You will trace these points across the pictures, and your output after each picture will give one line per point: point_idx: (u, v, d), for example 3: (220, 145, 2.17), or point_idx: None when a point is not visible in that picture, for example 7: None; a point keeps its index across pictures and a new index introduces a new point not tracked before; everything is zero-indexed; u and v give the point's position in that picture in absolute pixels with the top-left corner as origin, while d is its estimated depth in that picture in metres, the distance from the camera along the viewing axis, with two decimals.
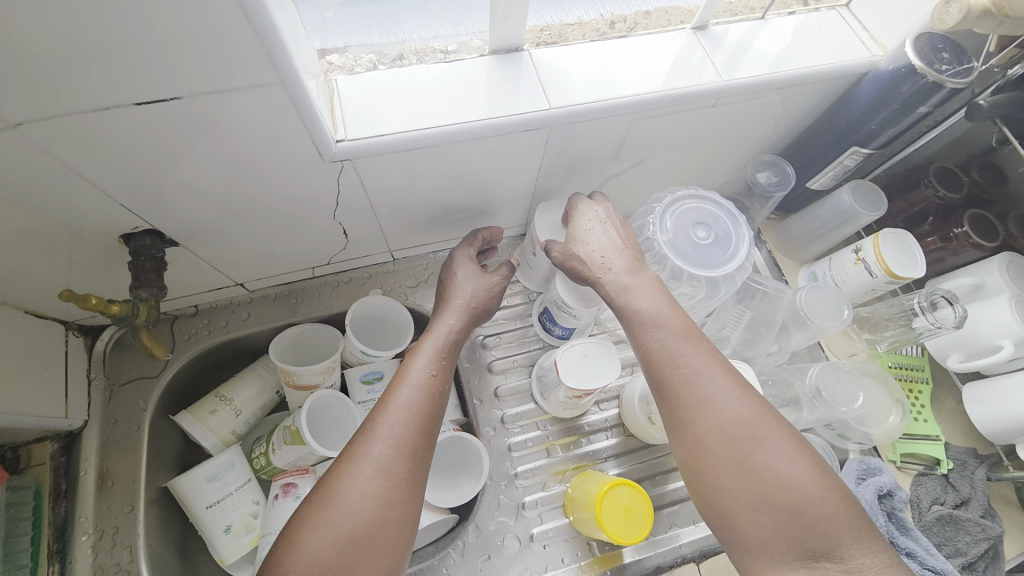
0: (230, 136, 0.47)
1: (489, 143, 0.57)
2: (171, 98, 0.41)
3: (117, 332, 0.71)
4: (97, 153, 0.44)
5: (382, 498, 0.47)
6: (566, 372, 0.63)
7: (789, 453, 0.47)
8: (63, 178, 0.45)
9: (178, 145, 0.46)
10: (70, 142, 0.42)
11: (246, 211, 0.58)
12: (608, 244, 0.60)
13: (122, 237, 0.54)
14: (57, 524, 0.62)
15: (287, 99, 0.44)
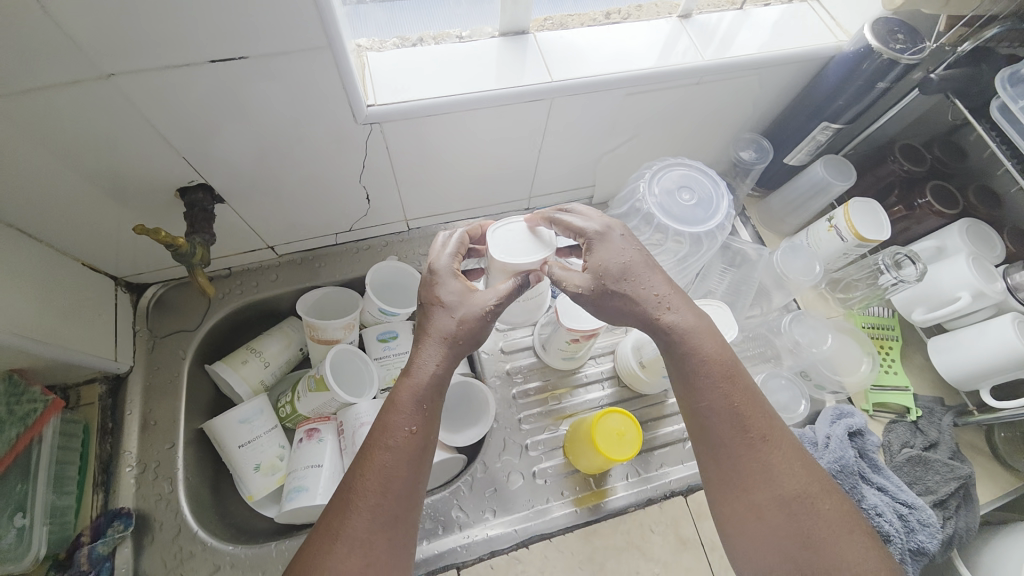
0: (281, 95, 0.54)
1: (499, 113, 0.65)
2: (238, 57, 0.49)
3: (159, 290, 0.79)
4: (170, 107, 0.52)
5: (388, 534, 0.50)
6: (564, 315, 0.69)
7: (819, 500, 0.50)
8: (139, 129, 0.53)
9: (236, 102, 0.54)
10: (148, 95, 0.50)
11: (285, 172, 0.66)
12: (660, 282, 0.56)
13: (179, 190, 0.62)
14: (104, 458, 0.68)
15: (332, 62, 0.52)
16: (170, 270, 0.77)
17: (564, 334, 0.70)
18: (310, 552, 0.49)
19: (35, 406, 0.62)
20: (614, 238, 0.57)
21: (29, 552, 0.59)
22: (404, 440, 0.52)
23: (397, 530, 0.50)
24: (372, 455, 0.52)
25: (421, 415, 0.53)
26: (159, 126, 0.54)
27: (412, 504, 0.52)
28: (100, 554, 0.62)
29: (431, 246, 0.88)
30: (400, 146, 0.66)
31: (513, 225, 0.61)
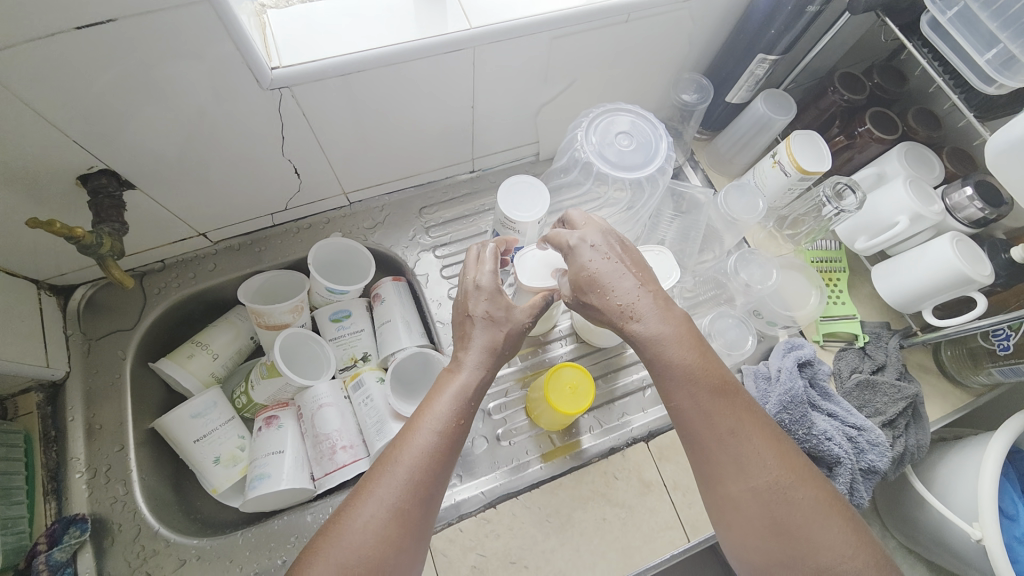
0: (171, 60, 0.50)
1: (419, 66, 0.61)
2: (109, 20, 0.44)
3: (89, 290, 0.75)
4: (46, 85, 0.47)
5: (405, 540, 0.47)
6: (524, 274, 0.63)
7: (797, 483, 0.49)
8: (18, 114, 0.48)
9: (123, 73, 0.49)
10: (21, 74, 0.45)
11: (198, 151, 0.62)
12: (629, 289, 0.54)
13: (79, 178, 0.58)
14: (50, 467, 0.65)
15: (217, 18, 0.47)
16: (95, 267, 0.73)
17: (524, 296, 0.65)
18: (330, 539, 0.46)
19: None
20: (586, 252, 0.56)
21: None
22: (444, 443, 0.51)
23: (417, 532, 0.48)
24: (410, 449, 0.50)
25: (462, 418, 0.53)
26: (39, 107, 0.49)
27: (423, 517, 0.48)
28: (59, 561, 0.60)
29: (376, 219, 0.84)
30: (318, 110, 0.62)
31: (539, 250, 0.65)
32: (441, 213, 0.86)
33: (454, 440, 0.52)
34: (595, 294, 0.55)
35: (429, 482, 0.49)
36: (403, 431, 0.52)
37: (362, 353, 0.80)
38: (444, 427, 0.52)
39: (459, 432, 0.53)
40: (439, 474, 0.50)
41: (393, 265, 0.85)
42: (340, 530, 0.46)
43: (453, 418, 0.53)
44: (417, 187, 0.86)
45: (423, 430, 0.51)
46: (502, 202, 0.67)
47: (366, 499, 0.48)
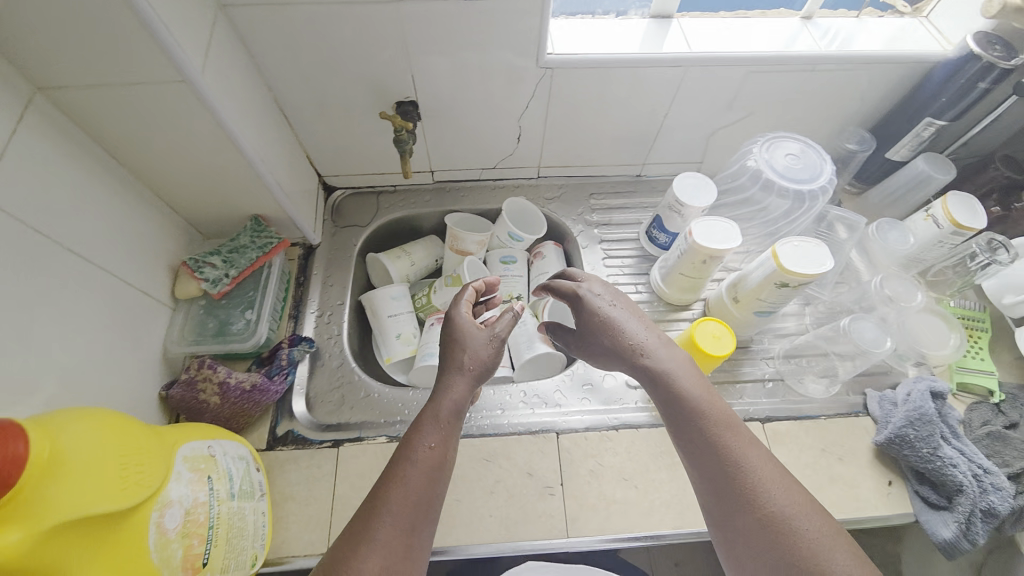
0: (498, 34, 0.72)
1: (644, 74, 0.81)
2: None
3: (343, 194, 1.00)
4: (424, 33, 0.71)
5: (429, 510, 0.53)
6: (697, 234, 0.77)
7: (791, 511, 0.51)
8: (396, 48, 0.73)
9: (467, 36, 0.72)
10: (416, 20, 0.69)
11: (471, 104, 0.84)
12: (641, 333, 0.66)
13: (397, 103, 0.81)
14: (295, 299, 0.87)
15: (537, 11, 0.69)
16: (357, 176, 0.98)
17: (693, 256, 0.79)
18: (366, 516, 0.51)
19: (271, 241, 0.81)
20: (590, 297, 0.70)
21: (255, 338, 0.74)
22: (446, 433, 0.58)
23: (417, 540, 0.51)
24: (418, 438, 0.57)
25: (456, 415, 0.60)
26: (405, 49, 0.73)
27: (424, 517, 0.52)
28: (294, 361, 0.78)
29: (555, 193, 1.04)
30: (560, 93, 0.83)
31: (709, 220, 0.78)
32: (606, 201, 1.03)
33: (441, 459, 0.56)
34: (615, 333, 0.67)
35: (422, 496, 0.53)
36: (389, 463, 0.56)
37: (518, 293, 0.97)
38: (424, 453, 0.56)
39: (443, 451, 0.57)
40: (432, 485, 0.54)
41: (558, 232, 1.03)
42: (374, 512, 0.51)
43: (452, 419, 0.60)
44: (591, 177, 1.05)
45: (405, 456, 0.55)
46: (676, 189, 0.83)
47: (393, 480, 0.53)
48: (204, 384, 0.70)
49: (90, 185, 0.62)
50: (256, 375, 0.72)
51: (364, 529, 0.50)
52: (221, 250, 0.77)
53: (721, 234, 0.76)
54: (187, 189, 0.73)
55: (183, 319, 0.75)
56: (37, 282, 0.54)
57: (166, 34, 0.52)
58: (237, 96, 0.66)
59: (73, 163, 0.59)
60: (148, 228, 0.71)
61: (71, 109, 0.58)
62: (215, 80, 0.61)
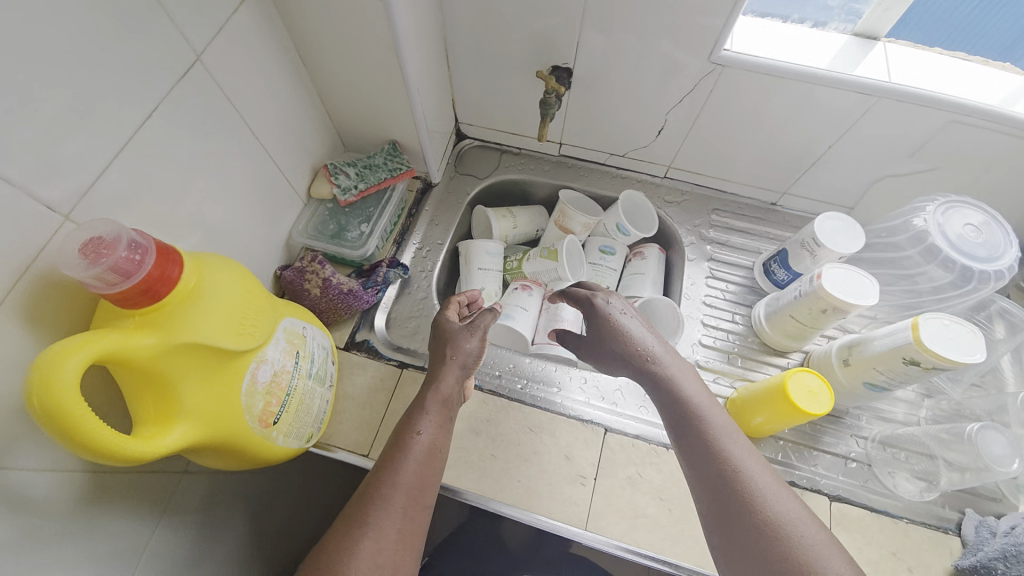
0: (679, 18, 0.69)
1: (821, 95, 0.73)
2: None
3: (471, 143, 1.04)
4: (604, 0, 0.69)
5: (426, 488, 0.59)
6: (830, 281, 0.69)
7: (789, 512, 0.49)
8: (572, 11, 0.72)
9: (646, 12, 0.69)
10: None
11: (624, 84, 0.82)
12: (652, 340, 0.66)
13: (552, 67, 0.82)
14: (404, 227, 0.93)
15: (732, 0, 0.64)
16: (489, 130, 1.01)
17: (815, 301, 0.71)
18: (368, 493, 0.56)
19: (401, 168, 0.87)
20: (604, 305, 0.70)
21: (363, 248, 0.79)
22: (441, 420, 0.64)
23: (416, 521, 0.56)
24: (412, 425, 0.63)
25: (450, 403, 0.66)
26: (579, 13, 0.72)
27: (422, 499, 0.57)
28: (389, 280, 0.83)
29: (675, 198, 0.99)
30: (722, 95, 0.78)
31: (848, 269, 0.70)
32: (727, 220, 0.97)
33: (432, 448, 0.61)
34: (620, 340, 0.67)
35: (419, 479, 0.58)
36: (381, 455, 0.60)
37: (607, 285, 0.95)
38: (415, 440, 0.61)
39: (434, 440, 0.62)
40: (430, 470, 0.60)
41: (667, 238, 0.99)
42: (373, 492, 0.56)
43: (444, 409, 0.66)
44: (719, 192, 0.98)
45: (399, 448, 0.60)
46: (818, 227, 0.76)
47: (389, 466, 0.58)
48: (311, 274, 0.78)
49: (278, 74, 0.70)
50: (354, 281, 0.79)
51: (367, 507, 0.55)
52: (358, 163, 0.85)
53: (860, 286, 0.68)
54: (348, 100, 0.80)
55: (310, 215, 0.83)
56: (220, 143, 0.63)
57: None
58: (415, 24, 0.71)
59: (271, 50, 0.67)
60: (307, 125, 0.80)
61: (286, 6, 0.66)
62: (403, 4, 0.65)
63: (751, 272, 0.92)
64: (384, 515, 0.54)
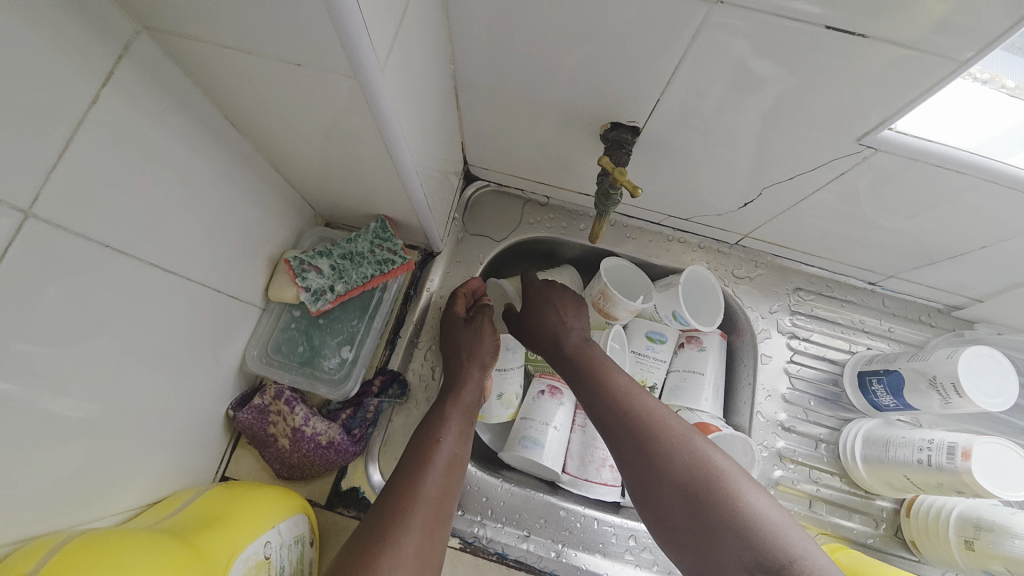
0: (821, 86, 0.46)
1: (999, 194, 0.51)
2: (862, 35, 0.40)
3: (484, 189, 0.79)
4: (712, 52, 0.45)
5: (452, 497, 0.54)
6: (977, 465, 0.53)
7: (740, 487, 0.49)
8: (653, 62, 0.48)
9: (775, 72, 0.46)
10: (715, 34, 0.44)
11: (710, 151, 0.58)
12: (580, 328, 0.66)
13: (610, 124, 0.58)
14: (398, 319, 0.70)
15: (935, 78, 0.42)
16: (509, 177, 0.76)
17: (948, 480, 0.55)
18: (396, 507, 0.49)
19: (393, 258, 0.64)
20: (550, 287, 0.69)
21: (342, 386, 0.62)
22: (464, 419, 0.60)
23: (438, 530, 0.50)
24: (432, 431, 0.57)
25: (472, 409, 0.61)
26: (667, 67, 0.48)
27: (442, 504, 0.52)
28: (380, 410, 0.65)
29: (746, 272, 0.78)
30: (847, 178, 0.56)
31: (1000, 445, 0.54)
32: (811, 305, 0.77)
33: (458, 458, 0.56)
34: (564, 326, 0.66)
35: (447, 484, 0.53)
36: (405, 461, 0.54)
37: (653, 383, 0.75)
38: (435, 446, 0.55)
39: (457, 444, 0.57)
40: (455, 473, 0.55)
41: (732, 319, 0.79)
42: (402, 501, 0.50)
43: (465, 418, 0.60)
44: (803, 265, 0.78)
45: (428, 452, 0.55)
46: (964, 371, 0.57)
47: (418, 474, 0.52)
48: (276, 419, 0.58)
49: (202, 162, 0.46)
50: (336, 428, 0.59)
51: (394, 518, 0.48)
52: (333, 251, 0.61)
53: (1023, 478, 0.52)
54: (315, 173, 0.56)
55: (270, 325, 0.62)
56: (117, 304, 0.41)
57: (356, 16, 0.31)
58: (413, 85, 0.46)
59: (189, 133, 0.43)
60: (257, 210, 0.56)
61: (200, 70, 0.41)
62: (397, 70, 0.40)
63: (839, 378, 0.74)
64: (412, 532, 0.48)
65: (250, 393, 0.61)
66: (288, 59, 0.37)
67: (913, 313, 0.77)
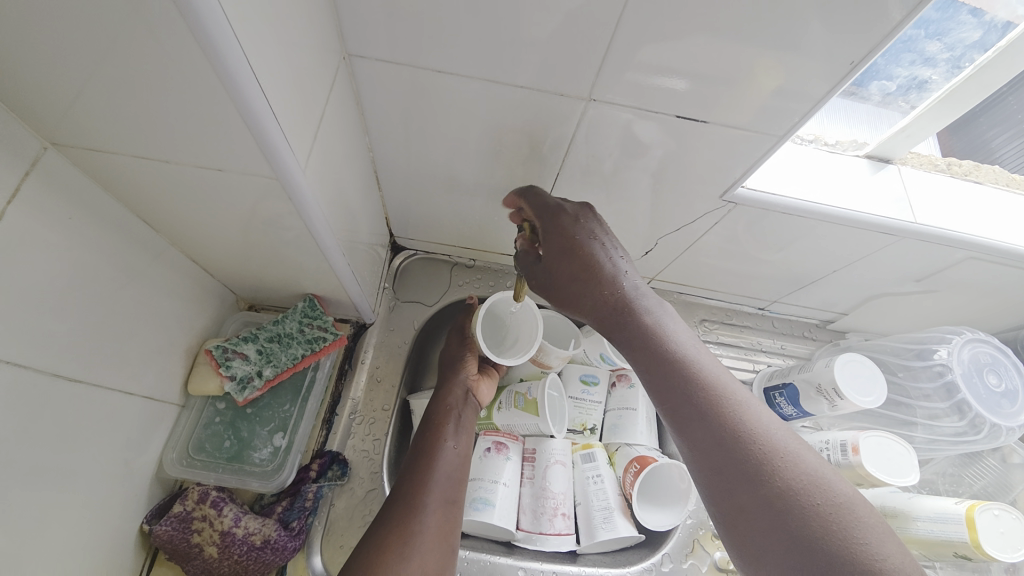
0: (683, 155, 0.56)
1: (835, 229, 0.64)
2: (700, 119, 0.51)
3: (412, 256, 0.82)
4: (594, 134, 0.55)
5: (463, 485, 0.62)
6: (867, 457, 0.61)
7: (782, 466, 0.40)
8: (549, 144, 0.57)
9: (646, 147, 0.56)
10: (593, 121, 0.53)
11: (609, 210, 0.67)
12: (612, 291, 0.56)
13: (521, 193, 0.65)
14: (334, 397, 0.68)
15: (766, 148, 0.54)
16: (434, 244, 0.80)
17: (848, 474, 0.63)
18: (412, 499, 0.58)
19: (324, 334, 0.64)
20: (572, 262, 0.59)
21: (277, 477, 0.58)
22: (467, 430, 0.66)
23: (450, 524, 0.58)
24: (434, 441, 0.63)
25: (468, 422, 0.68)
26: (562, 146, 0.57)
27: (452, 503, 0.60)
28: (321, 496, 0.62)
29: None
30: (723, 225, 0.67)
31: (881, 437, 0.63)
32: (717, 333, 0.87)
33: (463, 460, 0.64)
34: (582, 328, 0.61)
35: (453, 489, 0.61)
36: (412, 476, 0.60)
37: (593, 425, 0.78)
38: (445, 452, 0.63)
39: (465, 450, 0.65)
40: (461, 478, 0.62)
41: None
42: (417, 492, 0.58)
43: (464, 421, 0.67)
44: (706, 298, 0.88)
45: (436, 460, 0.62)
46: (840, 374, 0.66)
47: (423, 482, 0.60)
48: (202, 525, 0.54)
49: (109, 263, 0.45)
50: (271, 524, 0.56)
51: (407, 524, 0.56)
52: (259, 335, 0.61)
53: (901, 464, 0.60)
54: (237, 261, 0.56)
55: (191, 423, 0.58)
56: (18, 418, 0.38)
57: (272, 125, 0.35)
58: (335, 174, 0.49)
59: (103, 233, 0.43)
60: (173, 303, 0.54)
61: (112, 178, 0.41)
62: (318, 167, 0.45)
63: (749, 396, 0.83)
64: (428, 519, 0.57)
65: (169, 502, 0.56)
66: (207, 164, 0.39)
67: (798, 330, 0.89)
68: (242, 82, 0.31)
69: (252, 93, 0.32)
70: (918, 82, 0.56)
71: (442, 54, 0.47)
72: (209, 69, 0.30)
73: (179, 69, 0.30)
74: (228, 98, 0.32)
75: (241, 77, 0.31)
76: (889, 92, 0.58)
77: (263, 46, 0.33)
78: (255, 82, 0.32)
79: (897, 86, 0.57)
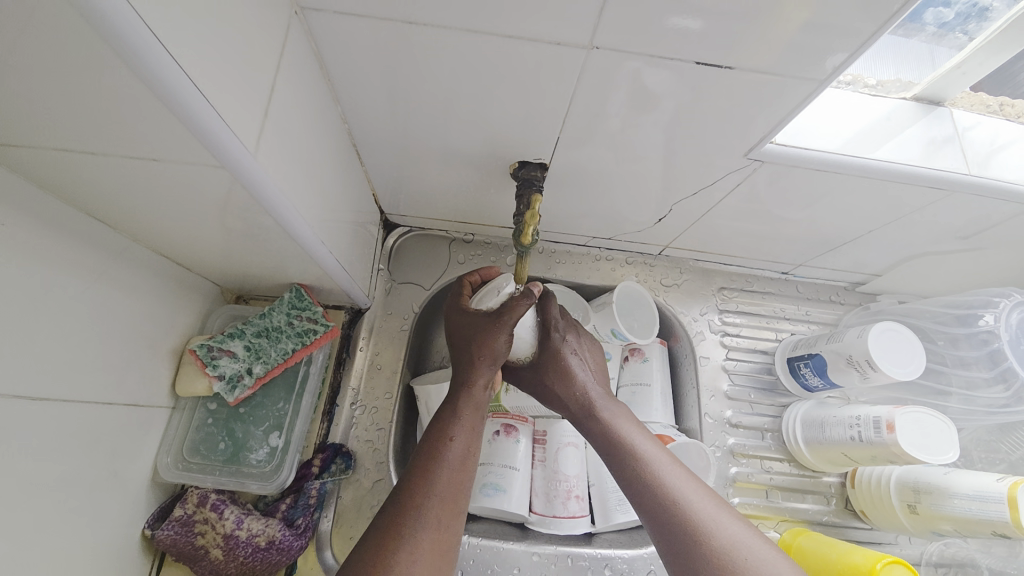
0: (700, 109, 0.49)
1: (871, 186, 0.57)
2: (719, 67, 0.44)
3: (406, 235, 0.77)
4: (597, 91, 0.48)
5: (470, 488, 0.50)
6: (902, 434, 0.57)
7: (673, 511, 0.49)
8: (546, 104, 0.50)
9: (658, 103, 0.49)
10: (599, 75, 0.46)
11: (617, 175, 0.61)
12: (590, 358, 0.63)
13: (519, 162, 0.59)
14: (332, 388, 0.66)
15: (804, 95, 0.46)
16: (428, 220, 0.74)
17: (879, 449, 0.59)
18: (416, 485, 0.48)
19: (314, 326, 0.60)
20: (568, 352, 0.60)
21: (276, 477, 0.56)
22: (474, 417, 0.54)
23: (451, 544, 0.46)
24: (441, 430, 0.53)
25: (483, 407, 0.55)
26: (561, 106, 0.50)
27: (457, 508, 0.48)
28: (325, 491, 0.60)
29: (673, 279, 0.82)
30: (745, 187, 0.60)
31: (920, 412, 0.58)
32: (736, 302, 0.82)
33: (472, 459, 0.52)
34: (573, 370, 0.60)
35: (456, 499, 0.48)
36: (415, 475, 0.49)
37: None
38: (460, 456, 0.51)
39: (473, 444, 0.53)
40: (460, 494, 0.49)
41: (666, 325, 0.81)
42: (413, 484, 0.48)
43: (479, 412, 0.55)
44: (725, 264, 0.82)
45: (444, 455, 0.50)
46: (875, 345, 0.61)
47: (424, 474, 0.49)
48: (204, 527, 0.53)
49: (64, 267, 0.41)
50: (274, 524, 0.54)
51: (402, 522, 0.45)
52: (246, 331, 0.57)
53: (939, 441, 0.56)
54: (212, 254, 0.52)
55: (184, 424, 0.56)
56: None
57: (206, 112, 0.30)
58: (300, 154, 0.44)
59: (51, 237, 0.39)
60: (147, 303, 0.51)
61: (43, 177, 0.36)
62: (275, 147, 0.39)
63: (772, 367, 0.78)
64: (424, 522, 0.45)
65: (171, 504, 0.55)
66: (142, 156, 0.33)
67: (824, 294, 0.84)
68: (154, 61, 0.26)
69: (171, 75, 0.27)
70: (978, 9, 0.47)
71: (415, 5, 0.40)
72: (112, 56, 0.24)
73: (73, 55, 0.25)
74: (143, 84, 0.26)
75: (151, 53, 0.25)
76: (946, 21, 0.48)
77: (179, 8, 0.27)
78: (170, 60, 0.27)
79: (955, 14, 0.48)
